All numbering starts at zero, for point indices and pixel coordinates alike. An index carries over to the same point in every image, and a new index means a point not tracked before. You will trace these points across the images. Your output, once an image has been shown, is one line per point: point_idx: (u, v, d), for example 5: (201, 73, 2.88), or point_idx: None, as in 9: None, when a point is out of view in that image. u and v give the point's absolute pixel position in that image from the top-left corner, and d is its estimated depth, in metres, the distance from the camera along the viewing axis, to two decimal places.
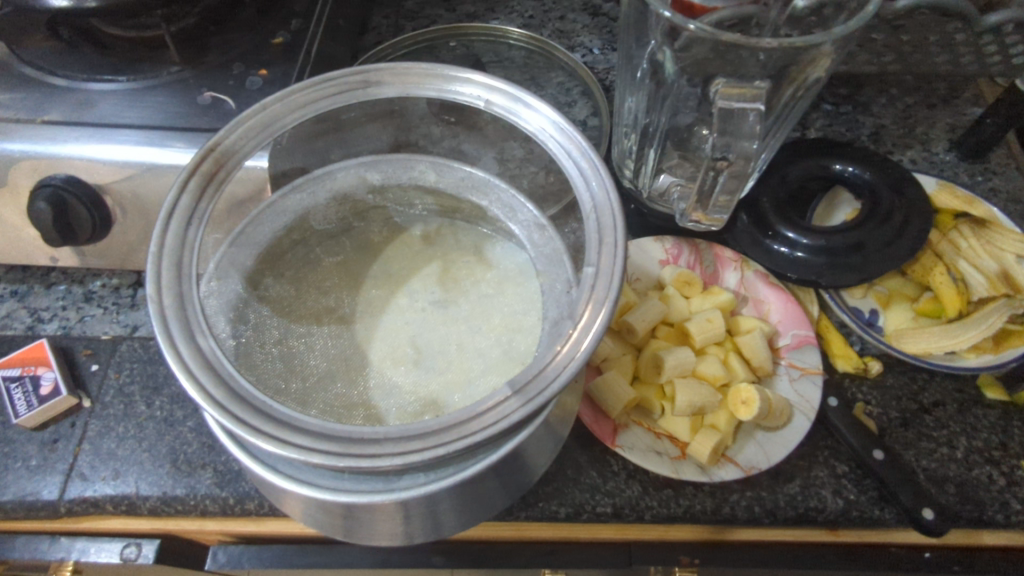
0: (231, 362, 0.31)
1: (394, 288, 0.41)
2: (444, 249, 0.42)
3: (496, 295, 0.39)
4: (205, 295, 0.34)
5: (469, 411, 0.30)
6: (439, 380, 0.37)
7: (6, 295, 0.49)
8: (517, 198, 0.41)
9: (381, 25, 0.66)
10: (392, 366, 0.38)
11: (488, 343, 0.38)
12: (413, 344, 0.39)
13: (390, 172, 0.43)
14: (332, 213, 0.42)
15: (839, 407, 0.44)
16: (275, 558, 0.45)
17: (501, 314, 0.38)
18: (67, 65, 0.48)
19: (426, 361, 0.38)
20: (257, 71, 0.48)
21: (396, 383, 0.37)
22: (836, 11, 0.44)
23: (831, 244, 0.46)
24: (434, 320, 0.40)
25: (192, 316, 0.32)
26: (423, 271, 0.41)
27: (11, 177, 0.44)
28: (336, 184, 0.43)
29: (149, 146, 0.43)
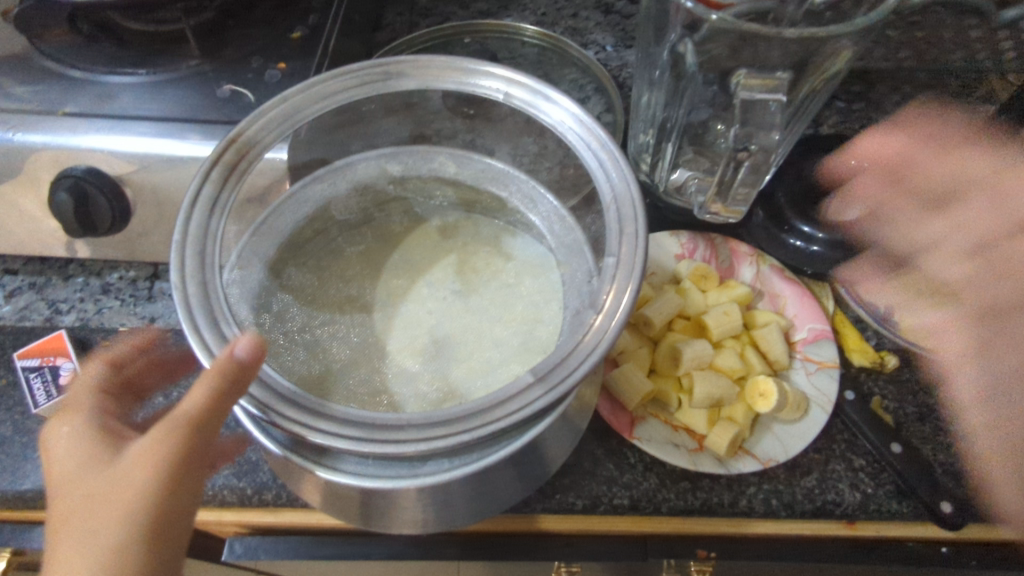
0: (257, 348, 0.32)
1: (415, 277, 0.41)
2: (463, 241, 0.42)
3: (515, 286, 0.39)
4: (231, 281, 0.34)
5: (492, 399, 0.30)
6: (459, 369, 0.37)
7: (25, 286, 0.49)
8: (538, 189, 0.41)
9: (395, 22, 0.66)
10: (411, 356, 0.38)
11: (508, 334, 0.38)
12: (431, 336, 0.39)
13: (409, 162, 0.43)
14: (352, 203, 0.43)
15: (856, 400, 0.44)
16: (291, 550, 0.45)
17: (521, 304, 0.39)
18: (87, 58, 0.48)
19: (446, 351, 0.38)
20: (275, 64, 0.48)
21: (415, 372, 0.37)
22: (854, 6, 0.44)
23: (846, 238, 0.47)
24: (454, 310, 0.40)
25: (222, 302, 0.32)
26: (442, 262, 0.42)
27: (32, 169, 0.44)
28: (355, 175, 0.43)
29: (169, 138, 0.44)
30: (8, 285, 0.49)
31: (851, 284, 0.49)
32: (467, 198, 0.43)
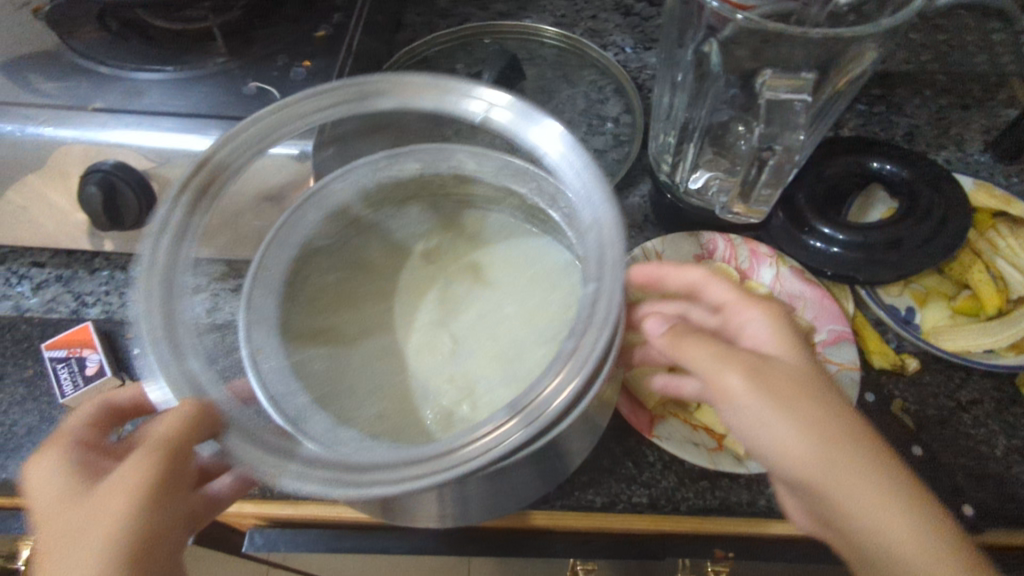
0: (284, 373, 0.36)
1: (430, 283, 0.44)
2: (479, 243, 0.44)
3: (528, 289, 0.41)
4: (260, 307, 0.38)
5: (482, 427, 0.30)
6: (477, 368, 0.39)
7: (51, 279, 0.50)
8: None
9: (415, 22, 0.66)
10: (430, 356, 0.40)
11: (526, 337, 0.39)
12: (451, 335, 0.41)
13: (428, 160, 0.42)
14: (372, 201, 0.44)
15: (876, 402, 0.45)
16: (311, 543, 0.45)
17: (538, 305, 0.40)
18: (116, 55, 0.49)
19: (463, 349, 0.40)
20: (300, 63, 0.48)
21: (431, 372, 0.40)
22: (877, 8, 0.44)
23: (868, 239, 0.46)
24: (467, 313, 0.42)
25: (253, 338, 0.37)
26: (457, 265, 0.44)
27: (62, 163, 0.45)
28: (380, 173, 0.42)
29: (196, 133, 0.44)
30: (35, 278, 0.50)
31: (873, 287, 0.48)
32: (486, 195, 0.44)
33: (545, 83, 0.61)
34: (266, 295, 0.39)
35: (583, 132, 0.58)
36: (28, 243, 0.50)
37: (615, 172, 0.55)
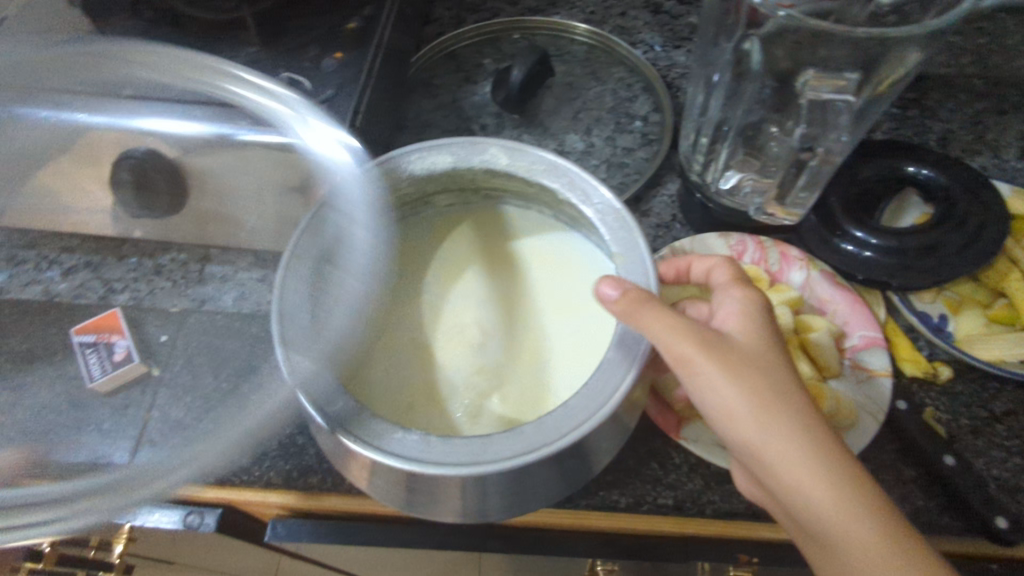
0: (319, 365, 0.34)
1: (458, 273, 0.44)
2: (514, 231, 0.45)
3: (561, 282, 0.42)
4: (293, 299, 0.35)
5: (549, 426, 0.32)
6: (504, 358, 0.40)
7: (80, 264, 0.50)
8: (588, 180, 0.39)
9: (443, 16, 0.66)
10: (457, 347, 0.41)
11: (554, 329, 0.41)
12: (479, 327, 0.41)
13: (461, 154, 0.40)
14: (409, 196, 0.42)
15: (909, 411, 0.44)
16: (331, 534, 0.45)
17: (567, 298, 0.42)
18: (149, 43, 0.49)
19: (491, 341, 0.41)
20: (332, 54, 0.48)
21: (459, 361, 0.40)
22: (921, 8, 0.43)
23: (903, 245, 0.45)
24: (496, 303, 0.42)
25: (286, 326, 0.34)
26: (488, 254, 0.44)
27: (96, 151, 0.45)
28: (411, 166, 0.40)
29: (226, 123, 0.44)
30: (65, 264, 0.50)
31: (906, 293, 0.48)
32: (517, 188, 0.43)
33: (573, 80, 0.60)
34: (299, 285, 0.36)
35: (610, 130, 0.57)
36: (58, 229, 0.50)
37: (643, 170, 0.55)
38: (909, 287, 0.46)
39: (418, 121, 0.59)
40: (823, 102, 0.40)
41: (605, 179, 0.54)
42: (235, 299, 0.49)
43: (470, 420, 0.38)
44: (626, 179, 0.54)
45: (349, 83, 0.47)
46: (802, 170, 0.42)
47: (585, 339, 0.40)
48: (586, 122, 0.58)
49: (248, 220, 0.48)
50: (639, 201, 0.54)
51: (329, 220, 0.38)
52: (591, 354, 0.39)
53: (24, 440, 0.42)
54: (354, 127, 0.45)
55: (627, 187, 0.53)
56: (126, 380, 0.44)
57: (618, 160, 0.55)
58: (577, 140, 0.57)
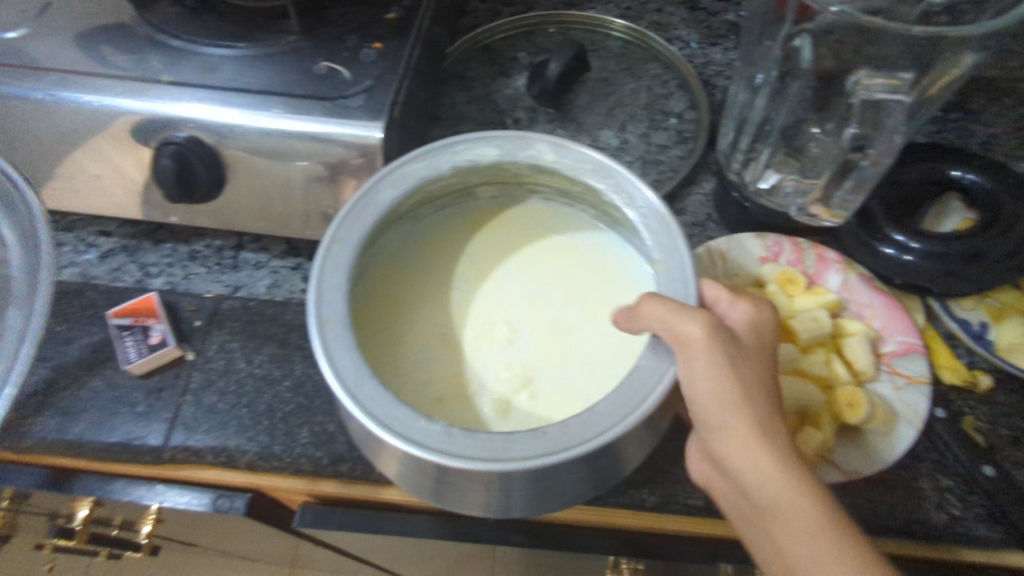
0: (352, 350, 0.33)
1: (492, 267, 0.44)
2: (553, 231, 0.45)
3: (598, 284, 0.42)
4: (332, 283, 0.35)
5: (574, 428, 0.31)
6: (536, 354, 0.40)
7: (117, 248, 0.51)
8: (636, 181, 0.38)
9: (478, 9, 0.66)
10: (485, 343, 0.41)
11: (588, 328, 0.41)
12: (507, 323, 0.41)
13: (506, 147, 0.40)
14: (449, 186, 0.42)
15: (947, 419, 0.43)
16: (358, 523, 0.45)
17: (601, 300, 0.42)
18: (190, 30, 0.49)
19: (522, 333, 0.41)
20: (371, 44, 0.48)
21: (489, 357, 0.40)
22: (973, 7, 0.42)
23: (946, 250, 0.44)
24: (527, 299, 0.42)
25: (323, 307, 0.34)
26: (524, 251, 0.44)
27: (137, 136, 0.46)
28: (456, 157, 0.40)
29: (265, 110, 0.44)
30: (103, 247, 0.51)
31: (945, 298, 0.47)
32: (558, 185, 0.43)
33: (608, 75, 0.60)
34: (336, 268, 0.36)
35: (645, 127, 0.57)
36: (97, 212, 0.50)
37: (678, 168, 0.54)
38: (952, 291, 0.46)
39: (452, 114, 0.59)
40: (875, 101, 0.39)
41: (639, 176, 0.54)
42: (269, 286, 0.49)
43: (498, 415, 0.38)
44: (661, 176, 0.54)
45: (389, 74, 0.47)
46: (848, 175, 0.42)
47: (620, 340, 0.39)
48: (621, 118, 0.58)
49: (285, 208, 0.48)
50: (673, 198, 0.53)
51: (366, 208, 0.38)
52: (624, 355, 0.39)
53: (62, 419, 0.43)
54: (393, 118, 0.45)
55: (662, 184, 0.53)
56: (160, 360, 0.44)
57: (652, 158, 0.55)
58: (611, 137, 0.57)
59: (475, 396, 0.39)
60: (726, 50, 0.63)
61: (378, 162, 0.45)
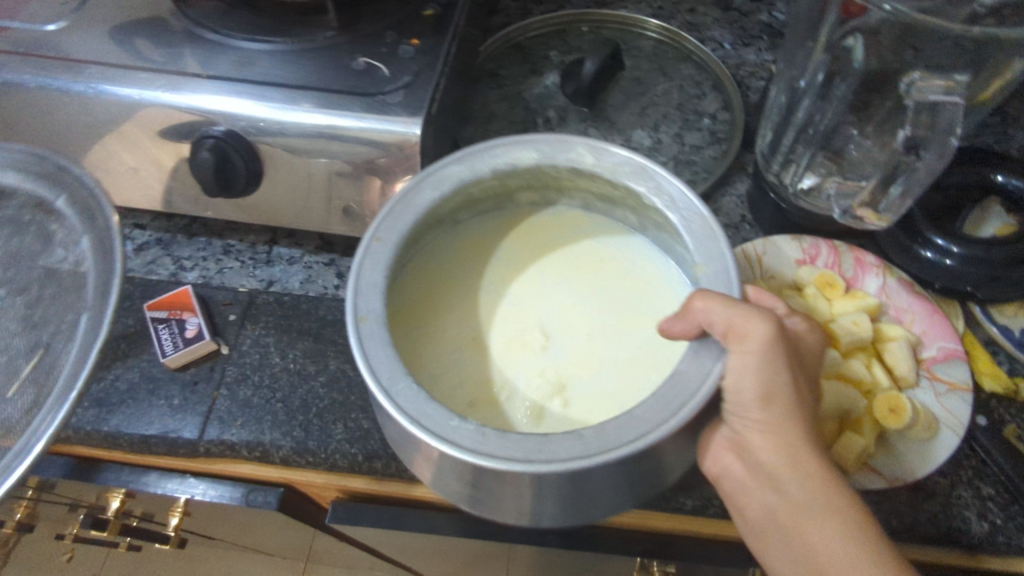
0: (390, 347, 0.32)
1: (527, 271, 0.43)
2: (591, 236, 0.44)
3: (635, 291, 0.42)
4: (369, 280, 0.35)
5: (611, 432, 0.30)
6: (572, 359, 0.39)
7: (152, 242, 0.51)
8: (680, 187, 0.37)
9: (510, 8, 0.67)
10: (520, 348, 0.40)
11: (624, 333, 0.40)
12: (542, 329, 0.41)
13: (546, 150, 0.39)
14: (488, 189, 0.42)
15: (988, 426, 0.42)
16: (390, 520, 0.45)
17: (638, 307, 0.41)
18: (228, 25, 0.49)
19: (558, 338, 0.40)
20: (409, 41, 0.48)
21: (525, 364, 0.40)
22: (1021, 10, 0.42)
23: (989, 254, 0.44)
24: (564, 304, 0.42)
25: (359, 304, 0.33)
26: (560, 255, 0.44)
27: (176, 130, 0.46)
28: (496, 160, 0.39)
29: (303, 104, 0.44)
30: (138, 239, 0.51)
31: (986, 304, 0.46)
32: (599, 193, 0.42)
33: (640, 75, 0.61)
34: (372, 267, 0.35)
35: (678, 126, 0.58)
36: (132, 206, 0.51)
37: (711, 169, 0.54)
38: (996, 297, 0.45)
39: (484, 112, 0.59)
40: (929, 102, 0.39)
41: (673, 176, 0.54)
42: (303, 282, 0.49)
43: (532, 420, 0.37)
44: (694, 177, 0.54)
45: (427, 71, 0.47)
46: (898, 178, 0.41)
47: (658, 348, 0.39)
48: (653, 118, 0.58)
49: (319, 202, 0.48)
50: (707, 199, 0.53)
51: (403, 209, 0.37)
52: (659, 364, 0.39)
53: (99, 410, 0.43)
54: (431, 114, 0.45)
55: (696, 185, 0.53)
56: (194, 355, 0.45)
57: (685, 158, 0.55)
58: (644, 136, 0.57)
59: (509, 400, 0.38)
60: (760, 51, 0.62)
61: (415, 158, 0.45)
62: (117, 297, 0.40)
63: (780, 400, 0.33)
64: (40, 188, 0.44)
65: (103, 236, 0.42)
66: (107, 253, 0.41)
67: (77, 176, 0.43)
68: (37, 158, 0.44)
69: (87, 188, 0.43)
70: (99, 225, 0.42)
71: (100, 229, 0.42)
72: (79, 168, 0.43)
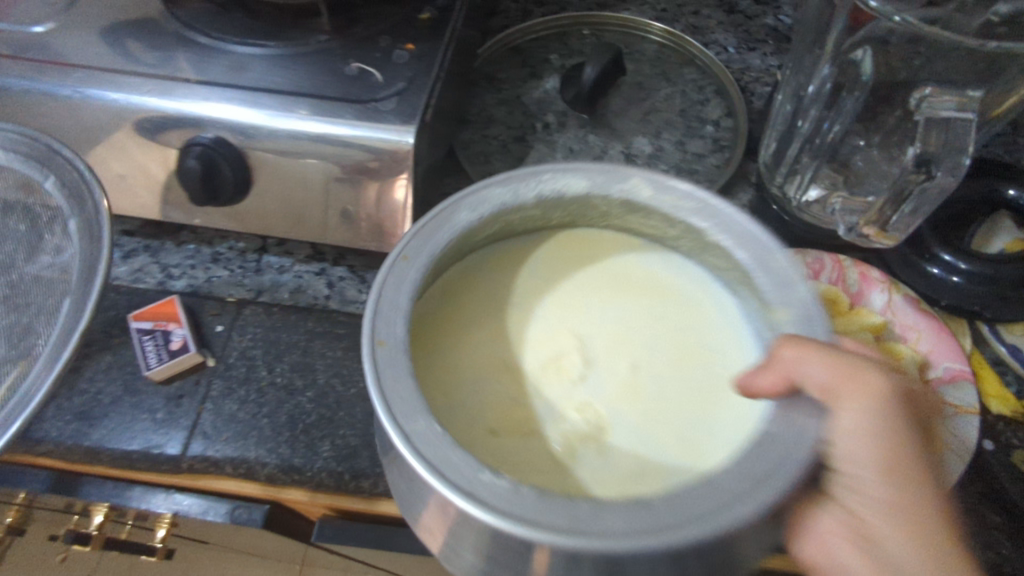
0: (412, 379, 0.28)
1: (569, 298, 0.40)
2: (637, 270, 0.41)
3: (689, 325, 0.39)
4: (393, 302, 0.30)
5: (684, 505, 0.25)
6: (611, 405, 0.36)
7: (139, 249, 0.50)
8: (752, 225, 0.33)
9: (510, 8, 0.65)
10: (556, 375, 0.37)
11: (676, 372, 0.37)
12: (581, 356, 0.37)
13: (599, 179, 0.35)
14: (535, 211, 0.38)
15: (996, 451, 0.41)
16: (379, 538, 0.44)
17: (687, 342, 0.38)
18: (218, 27, 0.48)
19: (593, 377, 0.37)
20: (403, 45, 0.47)
21: (559, 396, 0.36)
22: None
23: (998, 273, 0.42)
24: (610, 334, 0.38)
25: (380, 326, 0.29)
26: (607, 282, 0.40)
27: (162, 136, 0.45)
28: (541, 186, 0.35)
29: (294, 111, 0.43)
30: (124, 246, 0.50)
31: (995, 323, 0.45)
32: (651, 225, 0.38)
33: (642, 80, 0.60)
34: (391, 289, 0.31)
35: (681, 133, 0.56)
36: (118, 211, 0.49)
37: (714, 179, 0.53)
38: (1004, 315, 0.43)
39: (481, 117, 0.58)
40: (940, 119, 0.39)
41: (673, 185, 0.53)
42: (292, 292, 0.48)
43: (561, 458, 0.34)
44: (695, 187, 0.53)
45: (422, 76, 0.45)
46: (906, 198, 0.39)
47: (704, 395, 0.36)
48: (655, 125, 0.57)
49: (311, 212, 0.47)
50: None
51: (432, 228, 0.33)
52: (716, 412, 0.35)
53: (80, 424, 0.42)
54: (426, 122, 0.44)
55: None
56: (178, 368, 0.43)
57: (687, 166, 0.54)
58: (645, 143, 0.56)
59: (535, 440, 0.34)
60: (765, 55, 0.61)
61: (409, 168, 0.43)
62: (102, 280, 0.40)
63: (902, 467, 0.31)
64: (30, 169, 0.43)
65: (90, 218, 0.41)
66: (93, 237, 0.41)
67: (65, 156, 0.42)
68: (30, 139, 0.43)
69: (75, 169, 0.42)
70: (86, 206, 0.41)
71: (87, 211, 0.41)
72: (67, 148, 0.42)
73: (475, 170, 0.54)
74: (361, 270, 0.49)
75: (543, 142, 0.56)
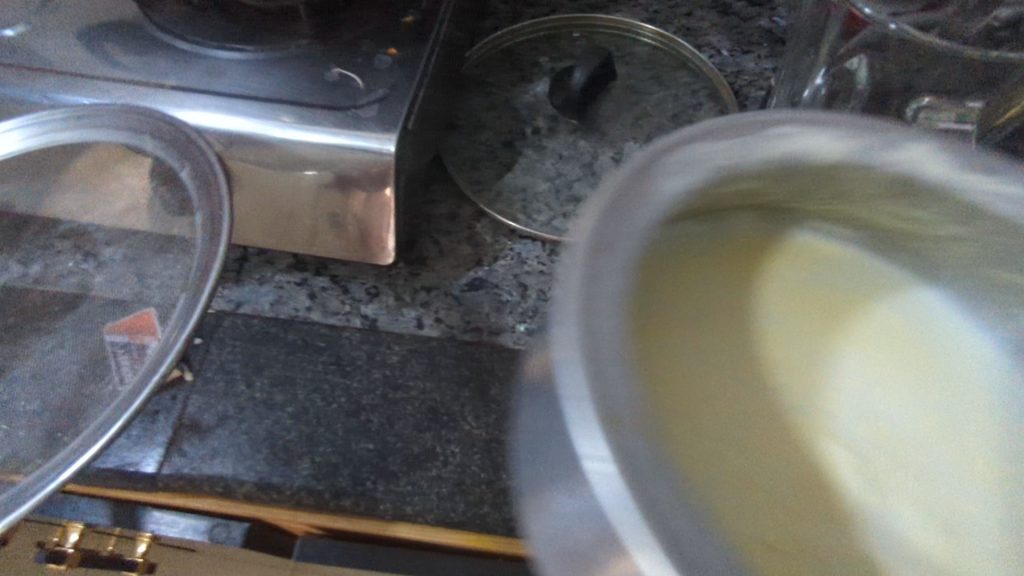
0: (660, 473, 0.20)
1: (747, 304, 0.35)
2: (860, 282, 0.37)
3: (925, 377, 0.35)
4: (598, 347, 0.21)
5: None
6: (882, 484, 0.31)
7: None
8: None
9: (499, 10, 0.64)
10: (887, 482, 0.31)
11: (937, 446, 0.33)
12: (870, 423, 0.33)
13: (867, 143, 0.28)
14: (754, 173, 0.29)
15: None
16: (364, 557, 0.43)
17: (933, 410, 0.34)
18: (197, 31, 0.47)
19: (844, 428, 0.32)
20: (386, 50, 0.46)
21: (890, 492, 0.31)
22: None
23: None
24: (872, 394, 0.34)
25: (608, 402, 0.20)
26: (807, 311, 0.36)
27: None
28: (772, 146, 0.27)
29: (273, 119, 0.42)
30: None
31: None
32: (898, 212, 0.32)
33: (633, 83, 0.58)
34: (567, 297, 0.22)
35: None
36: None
37: None
38: None
39: (469, 121, 0.56)
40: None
41: None
42: (273, 303, 0.47)
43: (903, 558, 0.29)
44: None
45: (405, 82, 0.44)
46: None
47: (922, 449, 0.32)
48: (646, 129, 0.56)
49: (291, 221, 0.45)
50: None
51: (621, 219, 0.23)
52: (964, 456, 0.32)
53: None
54: (408, 129, 0.43)
55: None
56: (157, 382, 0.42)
57: None
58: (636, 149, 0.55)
59: (834, 524, 0.30)
60: (759, 58, 0.60)
61: (390, 177, 0.42)
62: (215, 278, 0.37)
63: None
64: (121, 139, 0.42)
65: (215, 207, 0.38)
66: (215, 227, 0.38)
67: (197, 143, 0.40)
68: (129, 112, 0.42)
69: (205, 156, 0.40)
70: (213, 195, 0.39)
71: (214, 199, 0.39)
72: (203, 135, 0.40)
73: (462, 177, 0.53)
74: (344, 280, 0.48)
75: (532, 147, 0.55)
